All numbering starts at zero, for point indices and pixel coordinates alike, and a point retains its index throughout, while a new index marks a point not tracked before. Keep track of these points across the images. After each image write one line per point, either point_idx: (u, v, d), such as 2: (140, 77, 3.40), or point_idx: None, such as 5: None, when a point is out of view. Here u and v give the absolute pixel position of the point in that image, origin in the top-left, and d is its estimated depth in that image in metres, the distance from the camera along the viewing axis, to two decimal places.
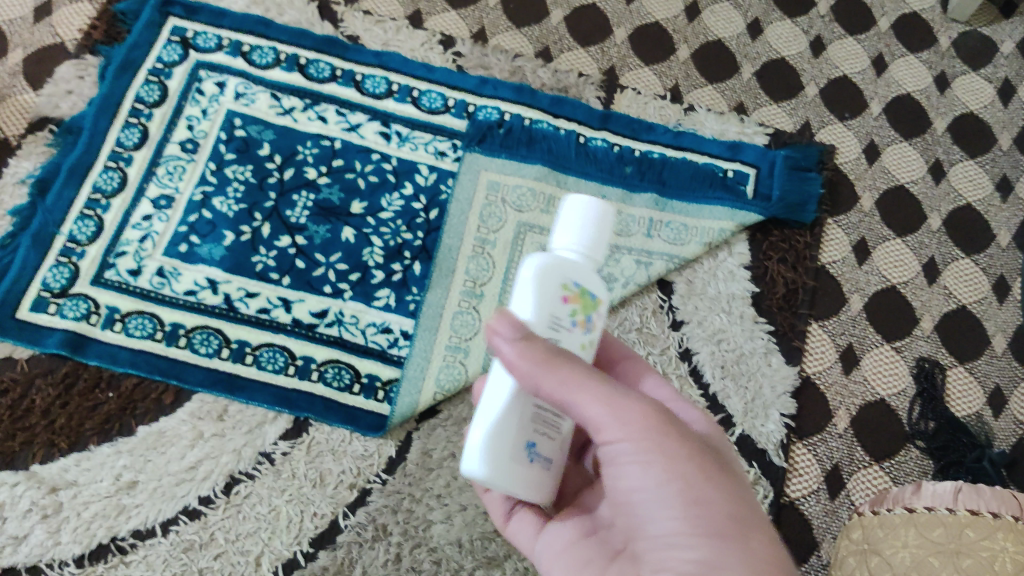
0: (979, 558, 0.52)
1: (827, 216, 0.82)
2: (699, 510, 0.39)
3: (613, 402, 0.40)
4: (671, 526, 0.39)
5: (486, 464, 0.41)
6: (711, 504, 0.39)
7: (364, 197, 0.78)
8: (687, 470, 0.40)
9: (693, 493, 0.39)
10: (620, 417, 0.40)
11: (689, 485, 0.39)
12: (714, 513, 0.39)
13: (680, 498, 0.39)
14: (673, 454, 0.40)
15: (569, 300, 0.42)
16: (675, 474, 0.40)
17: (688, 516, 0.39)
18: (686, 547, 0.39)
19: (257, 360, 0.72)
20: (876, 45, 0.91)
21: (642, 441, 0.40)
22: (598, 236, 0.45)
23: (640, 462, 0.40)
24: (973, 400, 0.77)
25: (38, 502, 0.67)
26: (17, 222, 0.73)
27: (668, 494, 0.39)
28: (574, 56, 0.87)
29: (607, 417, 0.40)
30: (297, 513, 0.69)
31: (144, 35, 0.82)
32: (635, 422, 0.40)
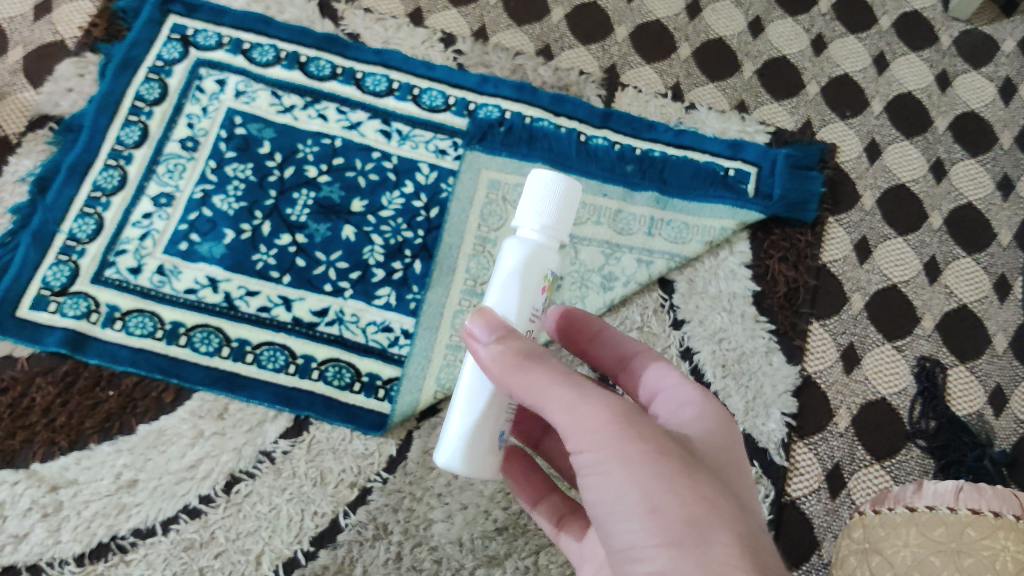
0: (980, 557, 0.52)
1: (828, 215, 0.82)
2: (659, 520, 0.35)
3: (575, 407, 0.38)
4: (634, 537, 0.36)
5: (465, 458, 0.44)
6: (669, 511, 0.35)
7: (365, 195, 0.78)
8: (648, 475, 0.36)
9: (650, 500, 0.36)
10: (577, 422, 0.38)
11: (650, 491, 0.36)
12: (671, 521, 0.35)
13: (637, 505, 0.36)
14: (631, 458, 0.37)
15: (547, 289, 0.46)
16: (632, 481, 0.36)
17: (647, 526, 0.36)
18: (647, 558, 0.36)
19: (257, 358, 0.72)
20: (877, 43, 0.91)
21: (599, 446, 0.37)
22: (559, 209, 0.45)
23: (599, 468, 0.38)
24: (974, 399, 0.77)
25: (39, 500, 0.67)
26: (17, 220, 0.73)
27: (626, 503, 0.37)
28: (574, 54, 0.87)
29: (568, 423, 0.38)
30: (297, 511, 0.68)
31: (144, 33, 0.82)
32: (593, 426, 0.38)
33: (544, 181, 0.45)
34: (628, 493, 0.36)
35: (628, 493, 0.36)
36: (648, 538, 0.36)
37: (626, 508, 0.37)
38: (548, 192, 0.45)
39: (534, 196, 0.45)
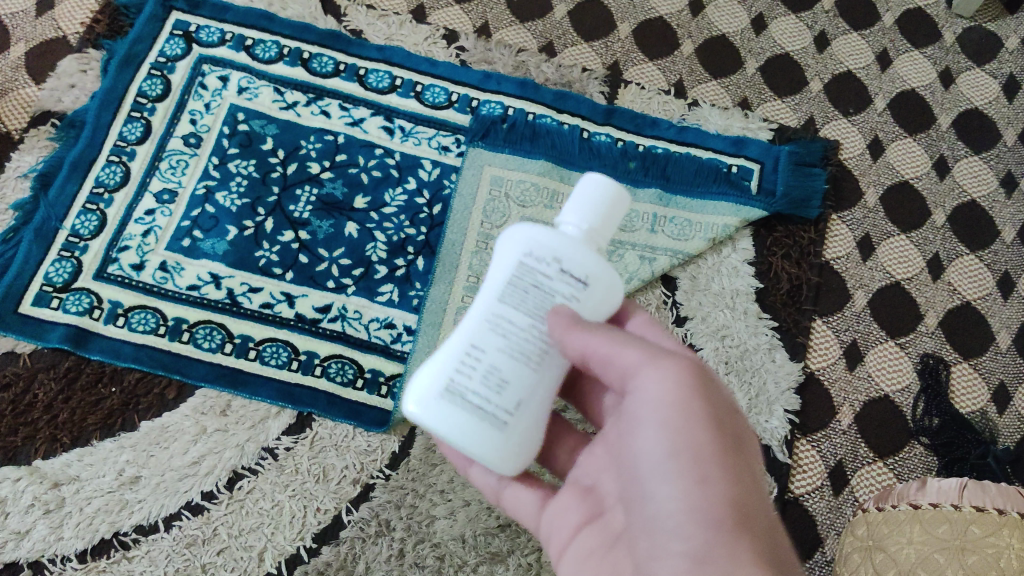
0: (985, 554, 0.52)
1: (832, 212, 0.82)
2: (703, 490, 0.37)
3: (654, 361, 0.41)
4: (669, 501, 0.38)
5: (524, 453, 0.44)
6: (715, 486, 0.37)
7: (368, 192, 0.77)
8: (705, 445, 0.38)
9: (701, 470, 0.38)
10: (653, 374, 0.40)
11: (703, 460, 0.38)
12: (715, 495, 0.37)
13: (688, 471, 0.38)
14: (695, 424, 0.39)
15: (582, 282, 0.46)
16: (690, 445, 0.38)
17: (689, 492, 0.37)
18: (678, 525, 0.37)
19: (261, 355, 0.72)
20: (880, 40, 0.91)
21: (669, 402, 0.39)
22: (612, 225, 0.45)
23: (659, 422, 0.39)
24: (978, 396, 0.77)
25: (41, 497, 0.67)
26: (19, 216, 0.73)
27: (678, 464, 0.38)
28: (577, 51, 0.87)
29: (645, 371, 0.41)
30: (300, 508, 0.68)
31: (147, 29, 0.82)
32: (666, 382, 0.40)
33: (605, 188, 0.44)
34: (682, 454, 0.38)
35: (681, 456, 0.38)
36: (687, 504, 0.37)
37: (674, 468, 0.38)
38: (608, 204, 0.44)
39: (588, 199, 0.44)
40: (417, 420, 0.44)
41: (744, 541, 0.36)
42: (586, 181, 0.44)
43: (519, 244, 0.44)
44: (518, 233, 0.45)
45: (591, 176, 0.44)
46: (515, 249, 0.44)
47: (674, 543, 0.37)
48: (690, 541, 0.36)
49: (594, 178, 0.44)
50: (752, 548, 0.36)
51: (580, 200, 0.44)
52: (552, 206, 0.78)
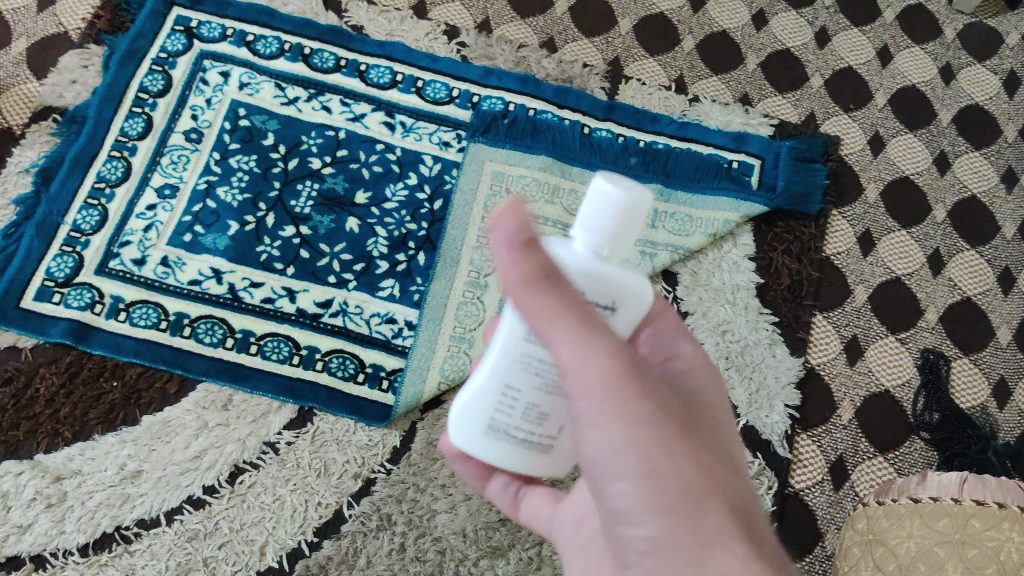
0: (985, 548, 0.52)
1: (833, 208, 0.82)
2: (656, 485, 0.35)
3: (585, 348, 0.35)
4: (627, 497, 0.36)
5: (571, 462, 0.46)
6: (667, 478, 0.35)
7: (369, 187, 0.78)
8: (652, 437, 0.35)
9: (652, 465, 0.35)
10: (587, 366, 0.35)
11: (655, 453, 0.35)
12: (670, 488, 0.35)
13: (637, 469, 0.35)
14: (634, 419, 0.35)
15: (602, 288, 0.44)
16: (635, 442, 0.35)
17: (643, 488, 0.35)
18: (639, 521, 0.35)
19: (262, 349, 0.72)
20: (881, 36, 0.91)
21: (603, 396, 0.35)
22: (631, 233, 0.40)
23: (602, 423, 0.36)
24: (978, 391, 0.77)
25: (43, 491, 0.67)
26: (21, 211, 0.73)
27: (626, 463, 0.35)
28: (578, 47, 0.87)
29: (575, 363, 0.36)
30: (302, 502, 0.68)
31: (148, 24, 0.82)
32: (598, 373, 0.35)
33: (618, 199, 0.38)
34: (630, 454, 0.35)
35: (627, 455, 0.35)
36: (643, 500, 0.35)
37: (625, 467, 0.35)
38: (623, 214, 0.39)
39: (601, 214, 0.39)
40: (466, 450, 0.46)
41: (712, 528, 0.34)
42: (597, 191, 0.39)
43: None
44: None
45: (601, 184, 0.39)
46: None
47: (641, 543, 0.36)
48: (653, 538, 0.35)
49: (604, 187, 0.39)
50: (722, 535, 0.34)
51: (593, 215, 0.39)
52: (553, 201, 0.78)
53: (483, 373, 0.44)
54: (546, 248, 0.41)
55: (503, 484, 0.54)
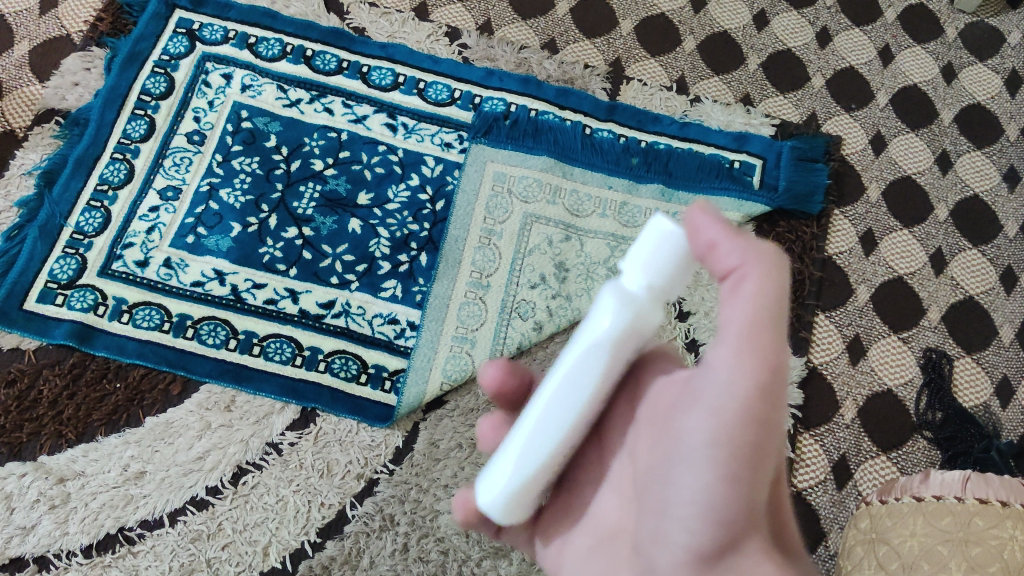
0: (988, 546, 0.52)
1: (834, 207, 0.82)
2: (731, 492, 0.34)
3: (750, 337, 0.33)
4: (690, 495, 0.35)
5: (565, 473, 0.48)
6: (741, 491, 0.34)
7: (371, 188, 0.78)
8: (754, 443, 0.33)
9: (733, 470, 0.33)
10: (732, 349, 0.33)
11: (747, 460, 0.33)
12: (739, 505, 0.34)
13: (724, 467, 0.33)
14: (748, 416, 0.33)
15: None
16: (737, 438, 0.33)
17: (715, 489, 0.34)
18: (691, 523, 0.35)
19: (265, 351, 0.72)
20: (882, 36, 0.91)
21: (728, 386, 0.33)
22: (687, 274, 0.36)
23: (713, 407, 0.34)
24: (981, 390, 0.77)
25: (46, 492, 0.67)
26: (24, 213, 0.74)
27: (713, 459, 0.34)
28: (579, 48, 0.87)
29: (725, 350, 0.34)
30: (305, 503, 0.69)
31: (150, 27, 0.82)
32: (739, 361, 0.33)
33: (680, 240, 0.34)
34: (723, 446, 0.33)
35: (723, 447, 0.33)
36: (709, 501, 0.34)
37: (711, 460, 0.34)
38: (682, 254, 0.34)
39: (663, 252, 0.34)
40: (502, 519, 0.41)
41: (755, 541, 0.35)
42: (661, 232, 0.34)
43: (624, 338, 0.36)
44: (608, 324, 0.35)
45: (661, 221, 0.34)
46: (621, 349, 0.36)
47: (681, 536, 0.36)
48: (698, 537, 0.35)
49: (664, 225, 0.34)
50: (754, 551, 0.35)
51: (652, 256, 0.34)
52: (554, 201, 0.78)
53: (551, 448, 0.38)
54: (622, 309, 0.35)
55: None
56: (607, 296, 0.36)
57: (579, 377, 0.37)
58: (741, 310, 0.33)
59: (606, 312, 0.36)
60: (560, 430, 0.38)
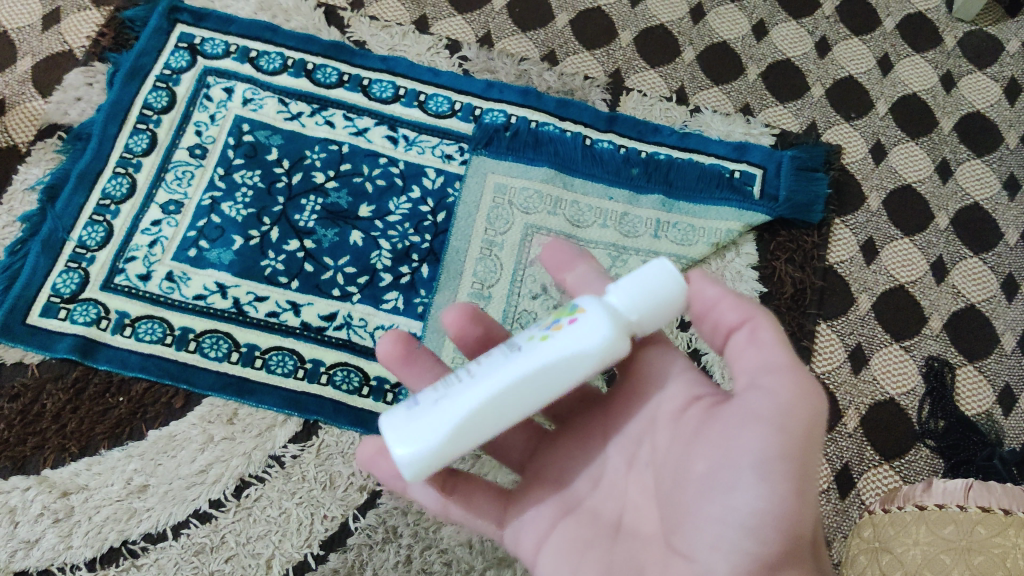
0: (991, 554, 0.52)
1: (835, 216, 0.82)
2: (796, 504, 0.36)
3: (794, 366, 0.38)
4: (750, 505, 0.36)
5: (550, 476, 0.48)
6: (800, 504, 0.36)
7: (373, 200, 0.78)
8: (806, 460, 0.36)
9: (794, 483, 0.36)
10: (785, 377, 0.37)
11: (802, 473, 0.36)
12: (795, 515, 0.36)
13: (791, 480, 0.36)
14: (807, 436, 0.36)
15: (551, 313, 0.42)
16: (798, 454, 0.36)
17: (775, 499, 0.36)
18: (749, 532, 0.36)
19: (266, 363, 0.72)
20: (881, 45, 0.91)
21: (788, 409, 0.36)
22: (662, 319, 0.41)
23: (776, 424, 0.36)
24: (984, 399, 0.77)
25: (50, 506, 0.67)
26: (27, 228, 0.74)
27: (775, 471, 0.36)
28: (579, 60, 0.87)
29: (773, 376, 0.37)
30: (308, 515, 0.68)
31: (152, 41, 0.82)
32: (795, 388, 0.37)
33: (672, 285, 0.40)
34: (790, 461, 0.36)
35: (790, 462, 0.36)
36: (770, 510, 0.36)
37: (774, 472, 0.36)
38: (669, 301, 0.40)
39: (650, 287, 0.40)
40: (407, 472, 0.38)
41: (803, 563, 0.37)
42: (656, 272, 0.40)
43: (592, 359, 0.39)
44: (595, 346, 0.39)
45: (663, 266, 0.40)
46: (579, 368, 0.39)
47: (746, 544, 0.36)
48: (763, 546, 0.36)
49: (666, 268, 0.40)
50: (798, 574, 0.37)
51: (642, 286, 0.40)
52: (555, 212, 0.79)
53: (490, 429, 0.39)
54: (601, 334, 0.39)
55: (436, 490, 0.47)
56: (601, 317, 0.40)
57: (543, 378, 0.39)
58: (773, 349, 0.38)
59: (596, 337, 0.39)
60: (509, 420, 0.39)
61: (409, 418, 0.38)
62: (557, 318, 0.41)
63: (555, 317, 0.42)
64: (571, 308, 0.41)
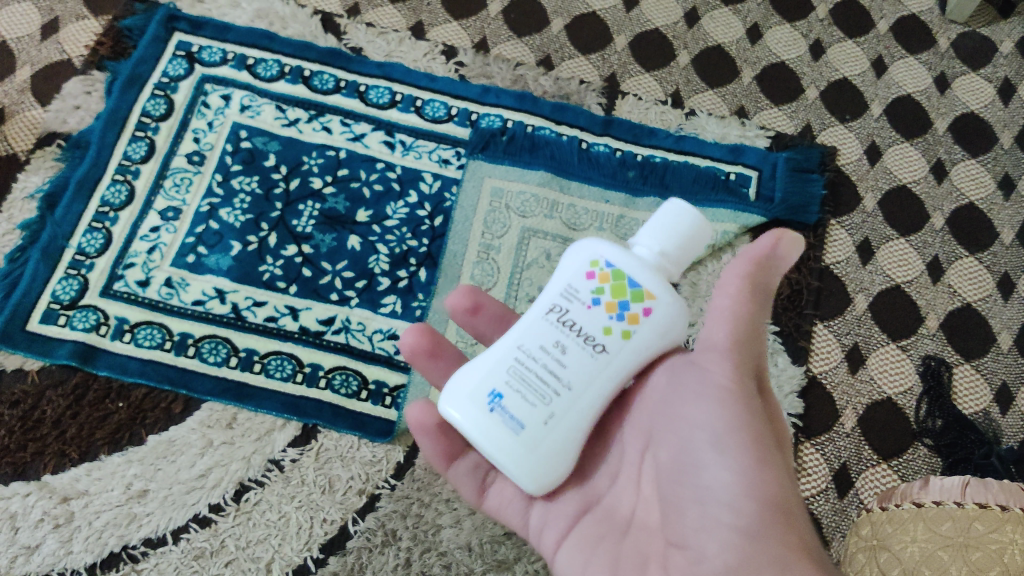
0: (988, 550, 0.52)
1: (830, 217, 0.83)
2: (762, 471, 0.40)
3: (735, 345, 0.43)
4: (723, 478, 0.40)
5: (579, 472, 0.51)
6: (770, 470, 0.40)
7: (370, 205, 0.78)
8: (761, 430, 0.41)
9: (757, 452, 0.40)
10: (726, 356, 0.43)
11: (758, 442, 0.41)
12: (766, 482, 0.40)
13: (748, 450, 0.40)
14: (752, 407, 0.42)
15: (595, 276, 0.47)
16: (749, 426, 0.41)
17: (744, 472, 0.40)
18: (726, 506, 0.40)
19: (266, 368, 0.73)
20: (875, 47, 0.91)
21: (728, 383, 0.42)
22: (688, 259, 0.48)
23: (723, 400, 0.42)
24: (981, 397, 0.77)
25: (50, 511, 0.67)
26: (26, 235, 0.74)
27: (733, 442, 0.41)
28: (574, 64, 0.88)
29: (717, 357, 0.43)
30: (307, 519, 0.69)
31: (150, 50, 0.83)
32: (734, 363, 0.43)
33: (688, 224, 0.46)
34: (743, 431, 0.41)
35: (743, 433, 0.41)
36: (742, 481, 0.40)
37: (734, 444, 0.41)
38: (692, 239, 0.46)
39: (672, 228, 0.46)
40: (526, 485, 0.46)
41: (793, 540, 0.39)
42: (674, 213, 0.46)
43: (664, 339, 0.47)
44: (665, 333, 0.46)
45: (680, 208, 0.46)
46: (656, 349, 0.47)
47: (726, 516, 0.40)
48: (742, 516, 0.39)
49: (682, 211, 0.46)
50: (785, 541, 0.38)
51: (665, 228, 0.46)
52: (552, 215, 0.79)
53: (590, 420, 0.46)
54: (669, 313, 0.46)
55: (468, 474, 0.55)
56: (667, 300, 0.46)
57: (629, 369, 0.46)
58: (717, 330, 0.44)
59: (667, 326, 0.46)
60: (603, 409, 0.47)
61: (520, 441, 0.45)
62: (620, 301, 0.46)
63: (617, 296, 0.46)
64: (632, 288, 0.46)
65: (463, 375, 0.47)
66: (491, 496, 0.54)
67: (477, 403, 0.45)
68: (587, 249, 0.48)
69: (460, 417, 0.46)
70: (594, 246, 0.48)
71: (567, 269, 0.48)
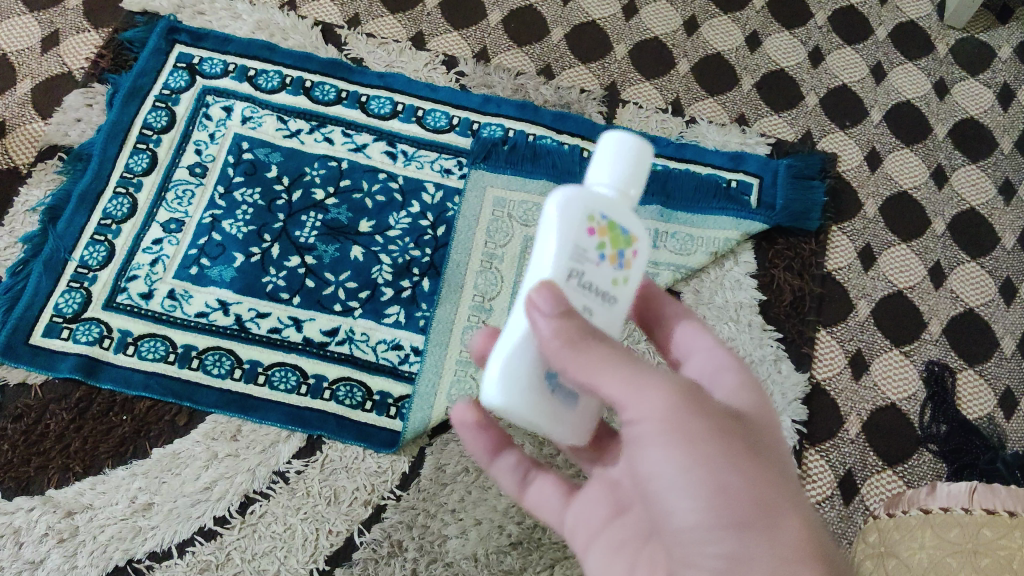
0: (996, 557, 0.52)
1: (832, 224, 0.83)
2: (726, 495, 0.37)
3: (640, 382, 0.38)
4: (693, 515, 0.37)
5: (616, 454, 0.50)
6: (734, 489, 0.37)
7: (373, 215, 0.78)
8: (713, 453, 0.37)
9: (718, 478, 0.37)
10: (645, 397, 0.38)
11: (714, 468, 0.37)
12: (738, 501, 0.37)
13: (707, 482, 0.37)
14: (699, 436, 0.37)
15: (596, 232, 0.40)
16: (702, 457, 0.37)
17: (712, 505, 0.37)
18: (711, 541, 0.37)
19: (269, 379, 0.73)
20: (874, 54, 0.92)
21: (660, 421, 0.38)
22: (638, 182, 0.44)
23: (664, 439, 0.38)
24: (984, 402, 0.77)
25: (54, 526, 0.67)
26: (29, 249, 0.74)
27: (692, 477, 0.37)
28: (574, 73, 0.88)
29: (634, 402, 0.38)
30: (313, 531, 0.69)
31: (150, 62, 0.83)
32: (658, 401, 0.38)
33: (636, 147, 0.42)
34: (696, 466, 0.37)
35: (697, 466, 0.37)
36: (710, 513, 0.37)
37: (690, 480, 0.37)
38: (643, 161, 0.42)
39: (620, 159, 0.41)
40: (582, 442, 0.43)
41: (781, 546, 0.37)
42: (614, 143, 0.41)
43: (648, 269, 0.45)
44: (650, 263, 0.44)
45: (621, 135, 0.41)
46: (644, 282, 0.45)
47: (710, 549, 0.37)
48: (723, 545, 0.37)
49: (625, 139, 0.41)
50: (769, 553, 0.37)
51: (621, 159, 0.41)
52: None
53: None
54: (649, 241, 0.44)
55: (506, 469, 0.53)
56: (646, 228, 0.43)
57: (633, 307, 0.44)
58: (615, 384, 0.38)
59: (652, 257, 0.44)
60: None
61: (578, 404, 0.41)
62: (620, 250, 0.42)
63: (617, 247, 0.41)
64: (624, 234, 0.42)
65: (505, 366, 0.40)
66: (533, 491, 0.53)
67: (536, 399, 0.40)
68: (567, 206, 0.40)
69: (520, 416, 0.40)
70: (576, 198, 0.40)
71: (559, 230, 0.40)
